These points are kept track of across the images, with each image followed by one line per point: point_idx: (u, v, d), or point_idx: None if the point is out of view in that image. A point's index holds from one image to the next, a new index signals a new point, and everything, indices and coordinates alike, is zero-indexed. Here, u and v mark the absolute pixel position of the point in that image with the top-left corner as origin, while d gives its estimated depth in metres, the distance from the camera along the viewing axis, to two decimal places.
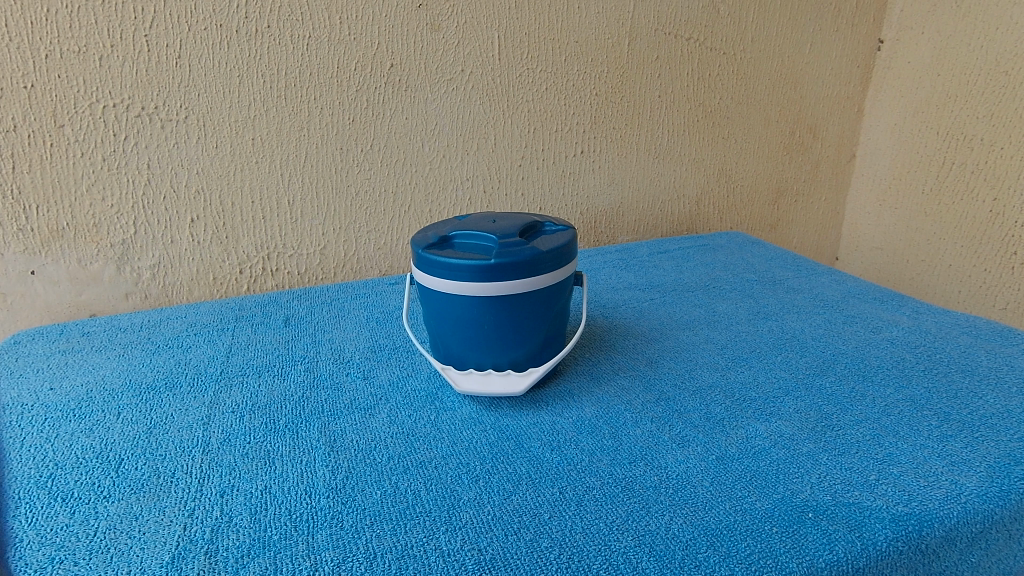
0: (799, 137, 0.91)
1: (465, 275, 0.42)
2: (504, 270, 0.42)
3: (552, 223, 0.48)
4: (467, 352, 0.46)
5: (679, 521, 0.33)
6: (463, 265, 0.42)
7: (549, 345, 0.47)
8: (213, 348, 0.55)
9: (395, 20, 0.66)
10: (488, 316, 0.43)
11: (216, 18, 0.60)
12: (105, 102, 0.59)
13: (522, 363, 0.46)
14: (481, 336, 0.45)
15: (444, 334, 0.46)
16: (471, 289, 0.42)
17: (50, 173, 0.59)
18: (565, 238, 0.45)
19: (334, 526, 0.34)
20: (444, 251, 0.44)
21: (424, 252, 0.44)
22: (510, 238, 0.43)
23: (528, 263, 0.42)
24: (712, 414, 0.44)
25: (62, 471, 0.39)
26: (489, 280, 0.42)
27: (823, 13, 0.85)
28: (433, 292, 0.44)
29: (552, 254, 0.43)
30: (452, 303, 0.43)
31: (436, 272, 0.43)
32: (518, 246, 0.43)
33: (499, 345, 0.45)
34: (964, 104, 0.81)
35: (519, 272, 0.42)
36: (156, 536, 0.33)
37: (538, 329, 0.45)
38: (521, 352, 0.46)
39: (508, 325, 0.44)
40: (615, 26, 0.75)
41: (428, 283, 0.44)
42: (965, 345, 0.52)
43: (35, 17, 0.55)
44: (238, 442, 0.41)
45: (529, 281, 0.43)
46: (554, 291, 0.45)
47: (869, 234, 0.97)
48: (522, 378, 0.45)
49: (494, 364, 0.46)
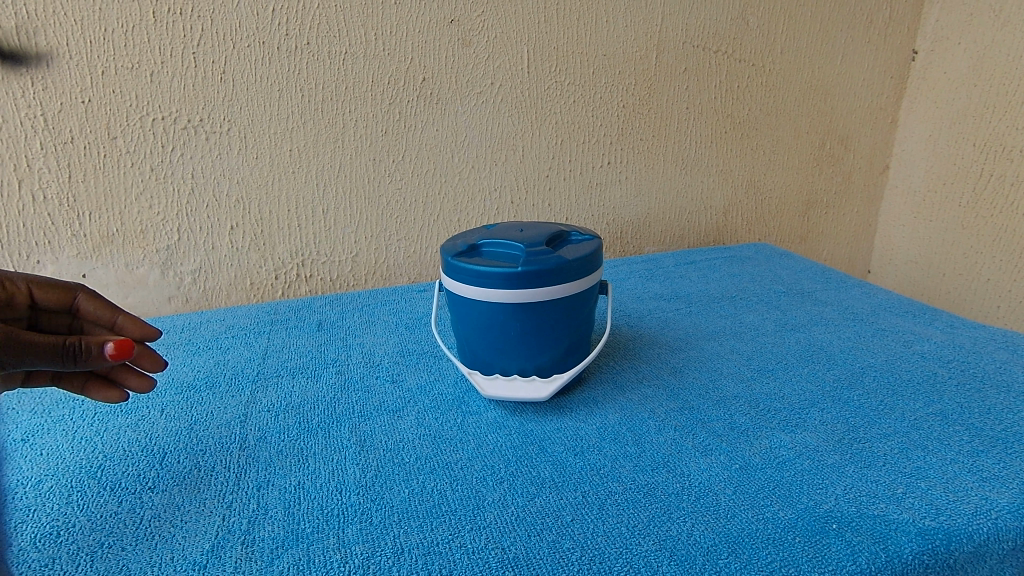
0: (829, 148, 0.90)
1: (491, 282, 0.43)
2: (530, 277, 0.43)
3: (578, 232, 0.49)
4: (492, 358, 0.47)
5: (700, 527, 0.34)
6: (490, 272, 0.43)
7: (573, 353, 0.48)
8: (250, 349, 0.57)
9: (429, 36, 0.68)
10: (514, 323, 0.44)
11: (259, 35, 0.63)
12: (154, 115, 0.63)
13: (546, 370, 0.47)
14: (506, 342, 0.46)
15: (471, 339, 0.47)
16: (497, 295, 0.43)
17: (104, 182, 0.63)
18: (591, 247, 0.46)
19: (364, 522, 0.35)
20: (472, 258, 0.45)
21: (453, 259, 0.45)
22: (536, 247, 0.44)
23: (552, 272, 0.43)
24: (737, 424, 0.44)
25: (110, 462, 0.41)
26: (514, 286, 0.43)
27: (854, 24, 0.84)
28: (461, 299, 0.45)
29: (577, 264, 0.44)
30: (479, 310, 0.45)
31: (464, 279, 0.44)
32: (544, 255, 0.43)
33: (525, 351, 0.46)
34: (1004, 115, 0.79)
35: (544, 281, 0.43)
36: (197, 525, 0.35)
37: (563, 337, 0.46)
38: (546, 358, 0.46)
39: (534, 332, 0.45)
40: (643, 39, 0.75)
41: (456, 288, 0.45)
42: (1001, 361, 0.51)
43: (93, 37, 0.59)
44: (274, 440, 0.43)
45: (553, 289, 0.43)
46: (579, 299, 0.45)
47: (902, 247, 0.95)
48: (546, 385, 0.46)
49: (519, 370, 0.47)
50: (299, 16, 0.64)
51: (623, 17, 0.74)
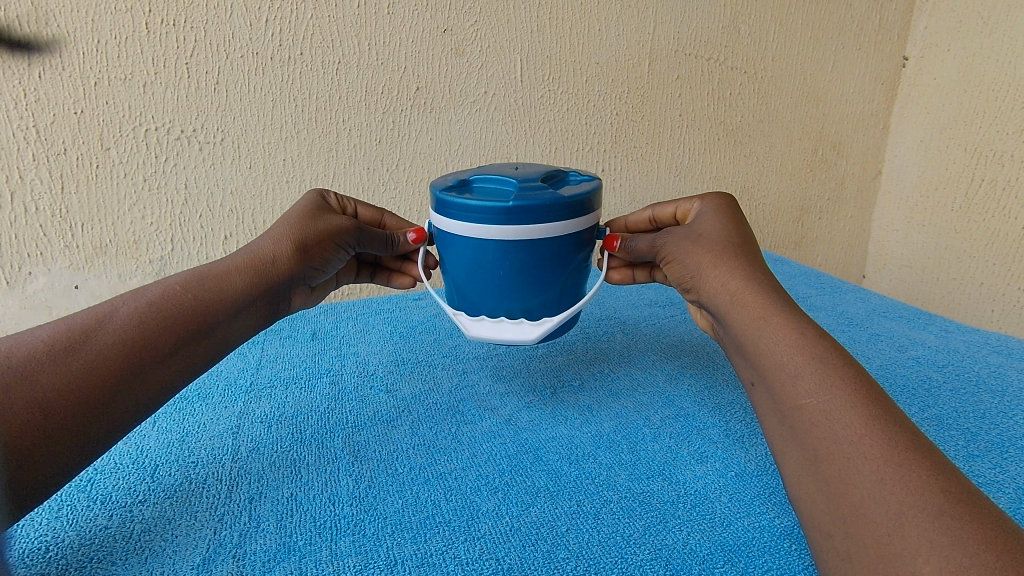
0: (822, 154, 0.90)
1: (482, 217, 0.42)
2: (522, 211, 0.41)
3: (577, 174, 0.48)
4: (480, 299, 0.45)
5: (696, 536, 0.34)
6: (481, 206, 0.41)
7: (565, 296, 0.46)
8: (243, 360, 0.56)
9: (422, 45, 0.68)
10: (505, 262, 0.43)
11: (252, 46, 0.63)
12: (147, 126, 0.63)
13: (536, 313, 0.45)
14: (496, 282, 0.44)
15: (460, 279, 0.45)
16: (488, 230, 0.42)
17: (97, 193, 0.63)
18: (590, 186, 0.44)
19: (357, 533, 0.35)
20: (463, 193, 0.43)
21: (443, 194, 0.43)
22: (531, 183, 0.43)
23: (545, 208, 0.41)
24: (732, 430, 0.44)
25: (101, 475, 0.41)
26: (506, 221, 0.41)
27: (846, 32, 0.85)
28: (450, 234, 0.44)
29: (572, 201, 0.43)
30: (469, 247, 0.43)
31: (454, 213, 0.43)
32: (538, 190, 0.42)
33: (515, 291, 0.44)
34: (994, 120, 0.80)
35: (535, 216, 0.41)
36: (187, 539, 0.35)
37: (557, 280, 0.45)
38: (536, 300, 0.45)
39: (526, 274, 0.43)
40: (636, 48, 0.76)
41: (445, 225, 0.44)
42: (995, 365, 0.51)
43: (87, 49, 0.59)
44: (267, 451, 0.43)
45: (546, 227, 0.42)
46: (575, 241, 0.44)
47: (897, 252, 0.95)
48: (535, 327, 0.44)
49: (508, 311, 0.45)
50: (292, 27, 0.64)
51: (615, 26, 0.74)
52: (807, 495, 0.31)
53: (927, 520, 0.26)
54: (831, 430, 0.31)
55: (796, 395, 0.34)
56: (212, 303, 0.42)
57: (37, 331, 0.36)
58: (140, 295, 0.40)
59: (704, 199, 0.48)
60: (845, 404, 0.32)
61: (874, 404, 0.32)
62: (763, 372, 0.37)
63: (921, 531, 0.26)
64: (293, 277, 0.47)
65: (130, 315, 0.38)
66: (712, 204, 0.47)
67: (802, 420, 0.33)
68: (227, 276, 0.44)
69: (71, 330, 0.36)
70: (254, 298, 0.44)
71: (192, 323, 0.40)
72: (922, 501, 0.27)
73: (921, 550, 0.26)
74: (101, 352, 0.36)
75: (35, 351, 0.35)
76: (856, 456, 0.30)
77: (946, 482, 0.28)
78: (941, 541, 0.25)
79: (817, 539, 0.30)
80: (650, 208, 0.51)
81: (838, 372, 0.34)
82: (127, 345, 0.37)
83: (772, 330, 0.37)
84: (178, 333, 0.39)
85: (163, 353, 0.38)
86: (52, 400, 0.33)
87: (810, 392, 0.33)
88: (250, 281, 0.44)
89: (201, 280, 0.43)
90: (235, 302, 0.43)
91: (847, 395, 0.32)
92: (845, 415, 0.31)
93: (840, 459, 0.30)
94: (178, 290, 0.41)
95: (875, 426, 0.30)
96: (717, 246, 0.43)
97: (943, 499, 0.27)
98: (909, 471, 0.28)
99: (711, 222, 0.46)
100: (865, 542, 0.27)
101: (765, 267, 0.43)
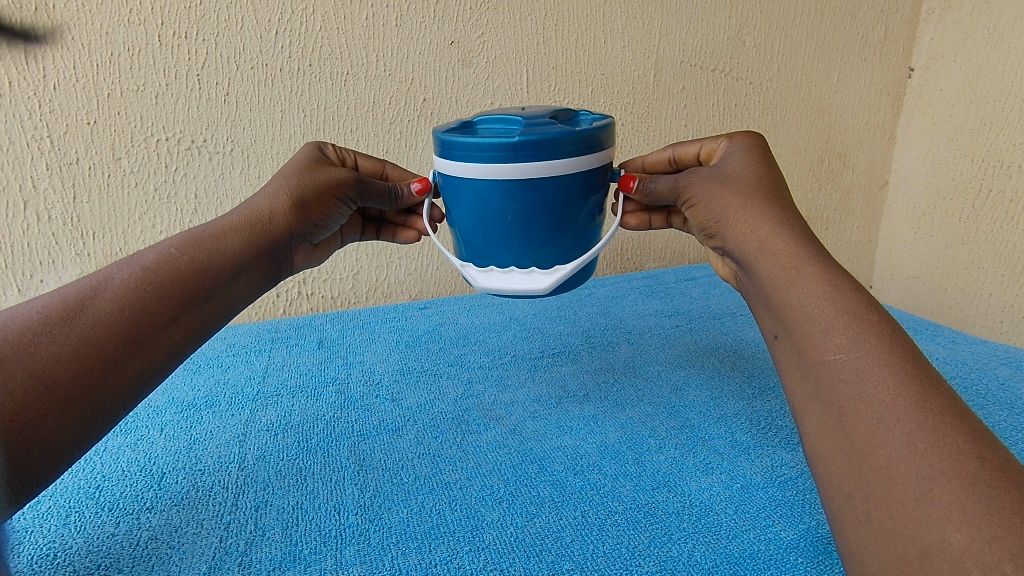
0: (828, 164, 0.91)
1: (487, 155, 0.40)
2: (528, 147, 0.40)
3: (588, 113, 0.46)
4: (488, 248, 0.44)
5: (701, 548, 0.34)
6: (485, 143, 0.40)
7: (577, 245, 0.44)
8: (250, 368, 0.57)
9: (429, 57, 0.69)
10: (512, 204, 0.42)
11: (262, 58, 0.64)
12: (158, 136, 0.64)
13: (547, 262, 0.44)
14: (503, 228, 0.43)
15: (467, 228, 0.44)
16: (493, 169, 0.40)
17: (108, 202, 0.64)
18: (600, 123, 0.42)
19: (361, 542, 0.35)
20: (467, 134, 0.42)
21: (446, 135, 0.42)
22: (537, 118, 0.41)
23: (552, 143, 0.40)
24: (738, 441, 0.43)
25: (109, 482, 0.41)
26: (511, 158, 0.40)
27: (851, 43, 0.85)
28: (455, 179, 0.42)
29: (581, 137, 0.41)
30: (475, 190, 0.42)
31: (457, 155, 0.42)
32: (544, 125, 0.40)
33: (524, 238, 0.43)
34: (1000, 131, 0.79)
35: (541, 152, 0.40)
36: (194, 546, 0.35)
37: (567, 225, 0.43)
38: (547, 249, 0.43)
39: (535, 217, 0.42)
40: (641, 59, 0.76)
41: (449, 169, 0.43)
42: (1004, 376, 0.51)
43: (101, 61, 0.60)
44: (273, 459, 0.43)
45: (554, 164, 0.40)
46: (585, 181, 0.42)
47: (904, 262, 0.95)
48: (545, 277, 0.43)
49: (517, 262, 0.44)
50: (301, 39, 0.65)
51: (621, 37, 0.75)
52: (828, 450, 0.32)
53: (960, 489, 0.26)
54: (861, 389, 0.31)
55: (825, 349, 0.33)
56: (206, 259, 0.42)
57: (33, 304, 0.36)
58: (134, 261, 0.40)
59: (731, 138, 0.47)
60: (878, 361, 0.31)
61: (911, 360, 0.31)
62: (789, 325, 0.36)
63: (955, 498, 0.26)
64: (293, 234, 0.47)
65: (126, 282, 0.38)
66: (741, 144, 0.46)
67: (830, 376, 0.32)
68: (224, 235, 0.43)
69: (67, 300, 0.36)
70: (253, 256, 0.44)
71: (189, 286, 0.40)
72: (956, 468, 0.27)
73: (953, 518, 0.26)
74: (100, 320, 0.36)
75: (29, 323, 0.35)
76: (889, 418, 0.29)
77: (983, 448, 0.28)
78: (975, 509, 0.26)
79: (833, 497, 0.31)
80: (671, 148, 0.50)
81: (873, 326, 0.33)
82: (127, 312, 0.37)
83: (804, 281, 0.36)
84: (175, 296, 0.39)
85: (164, 319, 0.38)
86: (52, 370, 0.33)
87: (842, 347, 0.33)
88: (248, 239, 0.44)
89: (195, 243, 0.42)
90: (233, 261, 0.43)
91: (881, 352, 0.32)
92: (878, 374, 0.31)
93: (871, 419, 0.30)
94: (173, 253, 0.41)
95: (910, 385, 0.30)
96: (746, 189, 0.42)
97: (978, 466, 0.27)
98: (944, 436, 0.28)
99: (740, 164, 0.44)
100: (891, 510, 0.28)
101: (795, 210, 0.42)
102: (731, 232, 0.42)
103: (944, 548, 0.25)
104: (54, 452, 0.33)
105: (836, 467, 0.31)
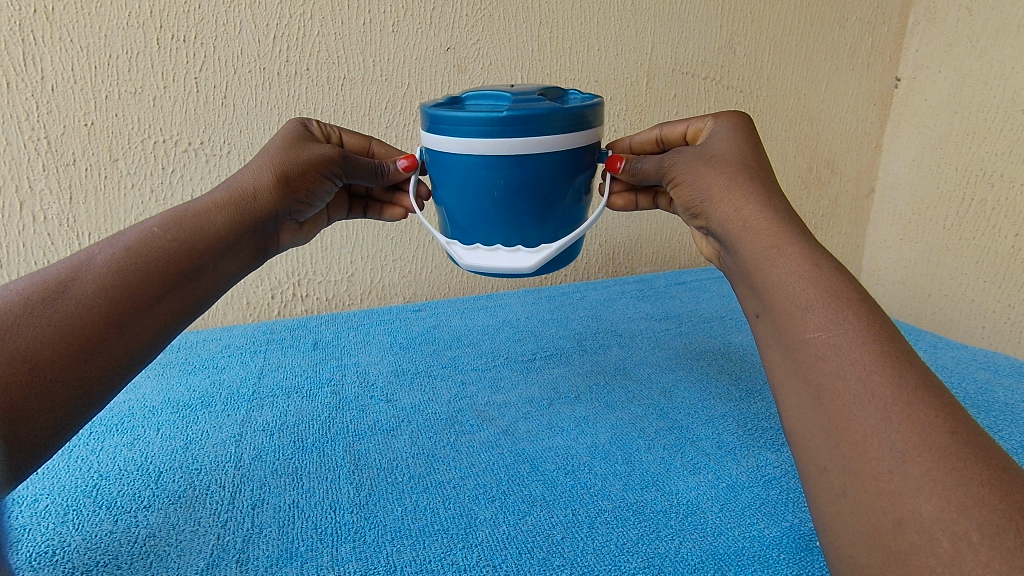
0: (816, 172, 0.92)
1: (474, 131, 0.40)
2: (515, 122, 0.40)
3: (578, 93, 0.46)
4: (474, 226, 0.44)
5: (687, 545, 0.35)
6: (473, 118, 0.40)
7: (563, 224, 0.45)
8: (245, 369, 0.57)
9: (425, 62, 0.70)
10: (499, 180, 0.42)
11: (259, 62, 0.65)
12: (155, 138, 0.64)
13: (533, 240, 0.44)
14: (490, 206, 0.43)
15: (454, 206, 0.44)
16: (481, 145, 0.41)
17: (104, 203, 0.65)
18: (588, 101, 0.43)
19: (357, 540, 0.36)
20: (455, 109, 0.42)
21: (434, 110, 0.42)
22: (526, 95, 0.42)
23: (539, 118, 0.40)
24: (725, 442, 0.45)
25: (106, 481, 0.42)
26: (499, 134, 0.40)
27: (839, 53, 0.87)
28: (443, 155, 0.43)
29: (568, 113, 0.41)
30: (462, 166, 0.42)
31: (445, 131, 0.42)
32: (531, 101, 0.41)
33: (511, 215, 0.43)
34: (984, 140, 0.81)
35: (528, 128, 0.40)
36: (192, 544, 0.36)
37: (554, 203, 0.44)
38: (533, 227, 0.44)
39: (521, 194, 0.42)
40: (633, 67, 0.78)
41: (436, 144, 0.43)
42: (982, 381, 0.53)
43: (98, 63, 0.61)
44: (269, 458, 0.44)
45: (541, 139, 0.41)
46: (573, 159, 0.43)
47: (890, 268, 0.96)
48: (531, 255, 0.43)
49: (503, 240, 0.44)
50: (299, 44, 0.65)
51: (614, 45, 0.76)
52: (805, 449, 0.33)
53: (932, 462, 0.28)
54: (839, 365, 0.32)
55: (805, 327, 0.34)
56: (192, 237, 0.42)
57: (13, 286, 0.35)
58: (117, 241, 0.39)
59: (718, 118, 0.48)
60: (855, 337, 0.33)
61: (888, 340, 0.33)
62: (771, 303, 0.37)
63: (926, 470, 0.27)
64: (278, 212, 0.47)
65: (107, 262, 0.38)
66: (727, 124, 0.47)
67: (809, 354, 0.34)
68: (208, 214, 0.43)
69: (47, 280, 0.36)
70: (239, 234, 0.44)
71: (173, 266, 0.40)
72: (930, 442, 0.28)
73: (924, 489, 0.27)
74: (83, 300, 0.36)
75: (12, 305, 0.34)
76: (864, 394, 0.31)
77: (956, 423, 0.29)
78: (945, 480, 0.27)
79: (810, 471, 0.32)
80: (659, 128, 0.51)
81: (852, 304, 0.34)
82: (110, 292, 0.37)
83: (785, 260, 0.38)
84: (160, 276, 0.39)
85: (149, 299, 0.38)
86: (37, 353, 0.33)
87: (820, 326, 0.34)
88: (233, 217, 0.44)
89: (179, 221, 0.42)
90: (218, 239, 0.43)
91: (858, 331, 0.33)
92: (855, 351, 0.32)
93: (847, 396, 0.31)
94: (157, 233, 0.41)
95: (885, 362, 0.31)
96: (731, 168, 0.44)
97: (950, 439, 0.28)
98: (917, 410, 0.29)
99: (726, 143, 0.45)
100: (870, 498, 0.28)
101: (779, 189, 0.43)
102: (715, 210, 0.43)
103: (914, 518, 0.27)
104: (43, 433, 0.33)
105: (813, 443, 0.32)
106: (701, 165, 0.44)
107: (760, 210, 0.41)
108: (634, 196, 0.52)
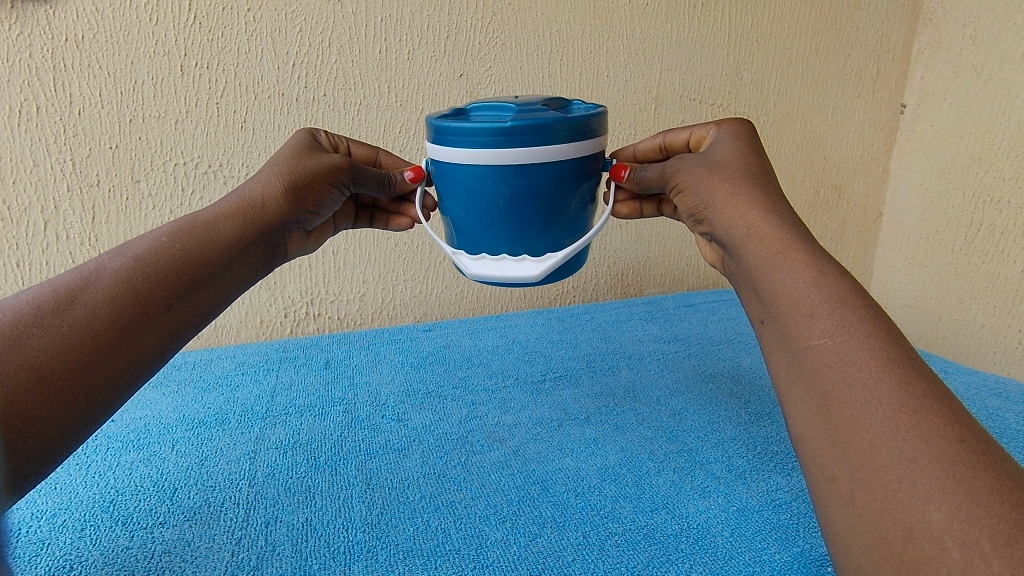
0: (823, 196, 0.93)
1: (480, 142, 0.41)
2: (519, 133, 0.41)
3: (582, 102, 0.47)
4: (481, 236, 0.45)
5: (699, 569, 0.35)
6: (478, 129, 0.41)
7: (569, 233, 0.46)
8: (259, 388, 0.58)
9: (439, 89, 0.72)
10: (505, 190, 0.43)
11: (279, 87, 0.67)
12: (177, 161, 0.66)
13: (539, 250, 0.45)
14: (497, 216, 0.44)
15: (461, 216, 0.45)
16: (486, 157, 0.42)
17: (125, 223, 0.66)
18: (591, 111, 0.44)
19: (369, 559, 0.36)
20: (461, 120, 0.43)
21: (439, 121, 0.43)
22: (530, 106, 0.42)
23: (544, 129, 0.41)
24: (735, 466, 0.45)
25: (123, 497, 0.43)
26: (504, 145, 0.41)
27: (844, 80, 0.88)
28: (449, 166, 0.44)
29: (572, 124, 0.42)
30: (469, 177, 0.43)
31: (451, 142, 0.43)
32: (536, 112, 0.42)
33: (517, 226, 0.44)
34: (990, 166, 0.81)
35: (533, 138, 0.41)
36: (206, 560, 0.36)
37: (559, 211, 0.45)
38: (539, 237, 0.45)
39: (527, 203, 0.43)
40: (642, 93, 0.79)
41: (443, 155, 0.44)
42: (994, 407, 0.52)
43: (124, 88, 0.63)
44: (282, 477, 0.44)
45: (546, 150, 0.42)
46: (578, 167, 0.44)
47: (899, 291, 0.96)
48: (537, 264, 0.44)
49: (510, 250, 0.45)
50: (318, 71, 0.67)
51: (623, 73, 0.78)
52: (812, 467, 0.33)
53: (941, 470, 0.28)
54: (846, 373, 0.32)
55: (812, 334, 0.35)
56: (204, 245, 0.43)
57: (25, 295, 0.36)
58: (126, 251, 0.40)
59: (720, 125, 0.49)
60: (861, 345, 0.33)
61: (893, 347, 0.33)
62: (778, 310, 0.38)
63: (935, 479, 0.28)
64: (286, 219, 0.47)
65: (117, 272, 0.39)
66: (730, 130, 0.48)
67: (816, 360, 0.34)
68: (218, 225, 0.44)
69: (57, 290, 0.36)
70: (248, 241, 0.45)
71: (182, 276, 0.41)
72: (938, 450, 0.28)
73: (933, 499, 0.27)
74: (90, 311, 0.36)
75: (21, 316, 0.35)
76: (872, 402, 0.31)
77: (963, 431, 0.29)
78: (954, 490, 0.27)
79: (818, 479, 0.32)
80: (662, 135, 0.52)
81: (858, 312, 0.35)
82: (120, 302, 0.37)
83: (791, 267, 0.38)
84: (168, 286, 0.40)
85: (158, 309, 0.39)
86: (45, 363, 0.34)
87: (827, 332, 0.34)
88: (240, 226, 0.45)
89: (189, 232, 0.43)
90: (227, 248, 0.44)
91: (864, 337, 0.33)
92: (862, 357, 0.33)
93: (854, 403, 0.31)
94: (164, 242, 0.42)
95: (892, 369, 0.32)
96: (734, 173, 0.44)
97: (958, 447, 0.28)
98: (925, 418, 0.30)
99: (728, 150, 0.46)
100: (879, 512, 0.29)
101: (783, 197, 0.44)
102: (719, 217, 0.44)
103: (924, 528, 0.27)
104: (45, 444, 0.33)
105: (821, 451, 0.32)
106: (704, 172, 0.45)
107: (764, 218, 0.41)
108: (640, 206, 0.53)
